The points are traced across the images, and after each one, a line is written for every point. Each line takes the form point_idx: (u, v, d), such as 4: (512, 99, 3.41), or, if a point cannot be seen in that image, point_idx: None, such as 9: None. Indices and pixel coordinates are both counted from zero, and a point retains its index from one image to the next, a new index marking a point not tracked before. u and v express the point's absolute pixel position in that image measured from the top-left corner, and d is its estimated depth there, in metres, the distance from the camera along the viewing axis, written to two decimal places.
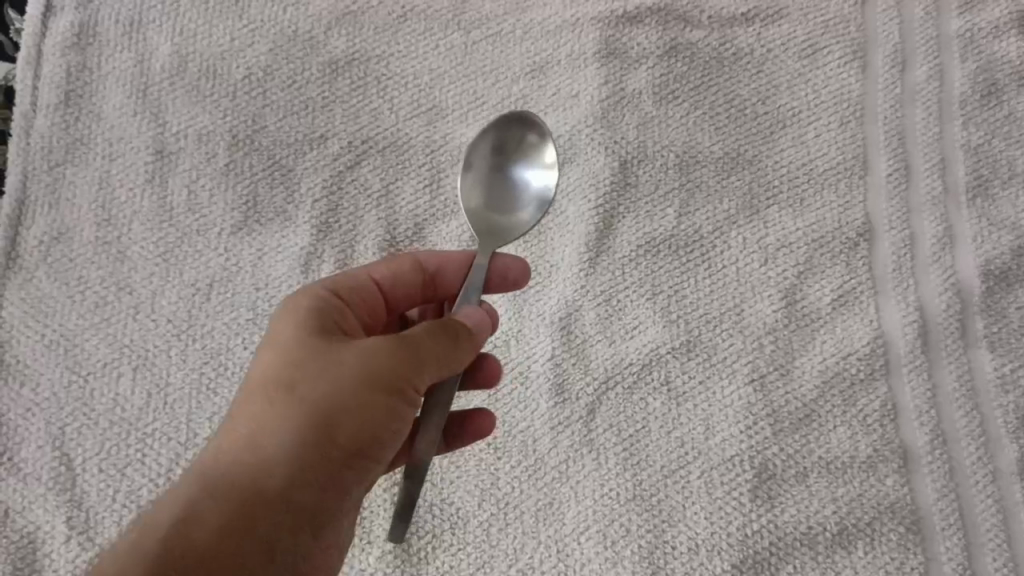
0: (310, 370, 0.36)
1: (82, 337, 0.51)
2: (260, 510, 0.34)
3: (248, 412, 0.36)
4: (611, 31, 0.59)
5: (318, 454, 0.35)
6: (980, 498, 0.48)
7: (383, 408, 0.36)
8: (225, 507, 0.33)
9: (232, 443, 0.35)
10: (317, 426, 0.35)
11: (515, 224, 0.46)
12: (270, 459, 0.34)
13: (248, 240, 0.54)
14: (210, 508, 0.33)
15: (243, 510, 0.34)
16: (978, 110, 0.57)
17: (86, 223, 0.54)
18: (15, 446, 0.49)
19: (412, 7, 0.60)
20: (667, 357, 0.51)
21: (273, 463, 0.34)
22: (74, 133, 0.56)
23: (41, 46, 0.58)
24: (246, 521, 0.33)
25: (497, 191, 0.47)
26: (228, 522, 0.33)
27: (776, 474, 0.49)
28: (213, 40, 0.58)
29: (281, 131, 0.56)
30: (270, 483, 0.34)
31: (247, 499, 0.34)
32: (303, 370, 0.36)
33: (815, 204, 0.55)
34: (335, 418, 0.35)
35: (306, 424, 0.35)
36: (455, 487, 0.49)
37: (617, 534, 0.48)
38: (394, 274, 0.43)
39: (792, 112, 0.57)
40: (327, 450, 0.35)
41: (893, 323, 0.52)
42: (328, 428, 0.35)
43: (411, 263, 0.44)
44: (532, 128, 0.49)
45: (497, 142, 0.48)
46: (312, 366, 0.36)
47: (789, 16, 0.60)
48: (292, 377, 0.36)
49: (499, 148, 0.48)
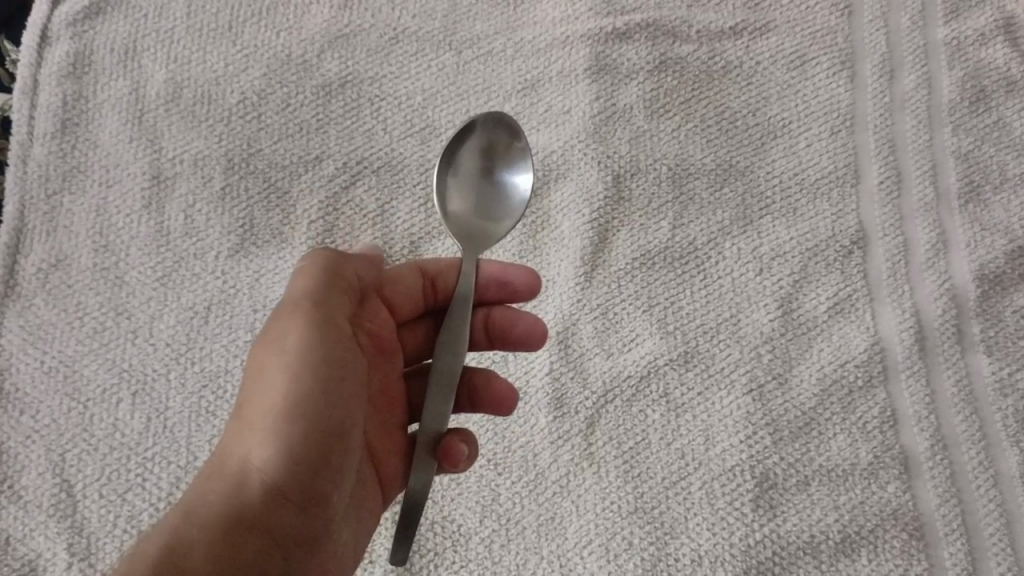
0: (258, 386, 0.37)
1: (82, 363, 0.51)
2: (245, 529, 0.34)
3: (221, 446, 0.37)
4: (601, 47, 0.60)
5: (286, 466, 0.35)
6: (982, 502, 0.48)
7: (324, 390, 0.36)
8: (212, 531, 0.33)
9: (211, 470, 0.36)
10: (279, 437, 0.35)
11: (499, 230, 0.46)
12: (242, 478, 0.35)
13: (245, 262, 0.54)
14: (197, 534, 0.33)
15: (231, 533, 0.34)
16: (968, 117, 0.57)
17: (84, 250, 0.54)
18: (15, 473, 0.49)
19: (404, 29, 0.60)
20: (666, 368, 0.51)
21: (248, 483, 0.35)
22: (72, 161, 0.57)
23: (37, 77, 0.59)
24: (232, 542, 0.34)
25: (489, 197, 0.47)
26: (216, 545, 0.33)
27: (778, 482, 0.49)
28: (208, 66, 0.59)
29: (277, 154, 0.57)
30: (248, 499, 0.35)
31: (230, 521, 0.34)
32: (259, 386, 0.37)
33: (808, 214, 0.55)
34: (295, 425, 0.36)
35: (271, 439, 0.35)
36: (456, 504, 0.49)
37: (620, 547, 0.48)
38: (393, 279, 0.44)
39: (782, 122, 0.58)
40: (293, 460, 0.35)
41: (890, 329, 0.52)
42: (281, 427, 0.36)
43: (411, 268, 0.45)
44: (500, 134, 0.49)
45: (487, 144, 0.49)
46: (266, 375, 0.37)
47: (777, 29, 0.60)
48: (252, 398, 0.37)
49: (490, 149, 0.48)
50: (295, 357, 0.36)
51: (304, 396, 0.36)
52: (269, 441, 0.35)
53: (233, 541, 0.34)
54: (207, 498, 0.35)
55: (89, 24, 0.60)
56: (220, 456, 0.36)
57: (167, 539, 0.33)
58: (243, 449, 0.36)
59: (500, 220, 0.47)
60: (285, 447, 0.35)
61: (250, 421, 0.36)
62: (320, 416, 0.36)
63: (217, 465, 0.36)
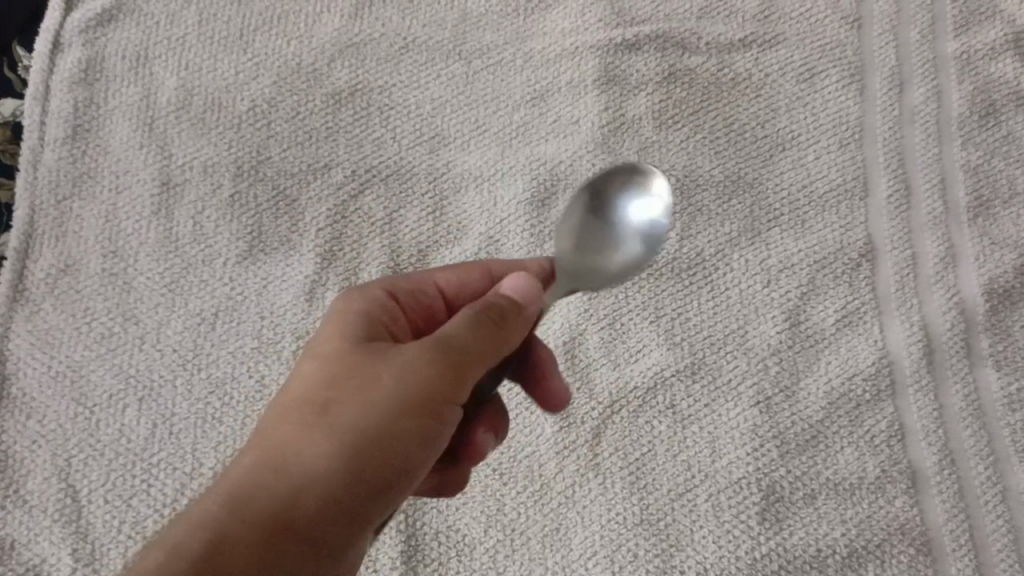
0: (353, 386, 0.35)
1: (89, 368, 0.52)
2: (287, 534, 0.33)
3: (275, 436, 0.35)
4: (611, 58, 0.60)
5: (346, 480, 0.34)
6: (990, 518, 0.48)
7: (418, 432, 0.35)
8: (255, 531, 0.33)
9: (263, 458, 0.35)
10: (349, 451, 0.34)
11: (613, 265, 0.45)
12: (298, 481, 0.34)
13: (253, 269, 0.54)
14: (240, 531, 0.33)
15: (273, 536, 0.33)
16: (977, 131, 0.57)
17: (93, 256, 0.54)
18: (21, 478, 0.49)
19: (414, 38, 0.61)
20: (672, 379, 0.51)
21: (303, 489, 0.34)
22: (82, 167, 0.57)
23: (48, 83, 0.59)
24: (271, 544, 0.33)
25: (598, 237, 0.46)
26: (256, 547, 0.32)
27: (785, 496, 0.49)
28: (218, 73, 0.59)
29: (285, 162, 0.57)
30: (298, 504, 0.33)
31: (275, 525, 0.33)
32: (343, 387, 0.36)
33: (817, 226, 0.55)
34: (371, 446, 0.34)
35: (339, 450, 0.34)
36: (460, 513, 0.49)
37: (626, 559, 0.48)
38: (459, 281, 0.43)
39: (791, 135, 0.58)
40: (355, 475, 0.34)
41: (897, 343, 0.52)
42: (361, 449, 0.34)
43: (481, 271, 0.43)
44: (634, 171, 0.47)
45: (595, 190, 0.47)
46: (356, 380, 0.36)
47: (787, 41, 0.60)
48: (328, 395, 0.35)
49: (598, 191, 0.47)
50: (396, 378, 0.35)
51: (395, 430, 0.35)
52: (338, 451, 0.34)
53: (273, 543, 0.33)
54: (253, 491, 0.34)
55: (102, 31, 0.60)
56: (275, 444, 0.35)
57: (209, 533, 0.33)
58: (305, 446, 0.35)
59: (604, 256, 0.45)
60: (352, 462, 0.34)
61: (317, 417, 0.35)
62: (396, 442, 0.35)
63: (276, 449, 0.35)
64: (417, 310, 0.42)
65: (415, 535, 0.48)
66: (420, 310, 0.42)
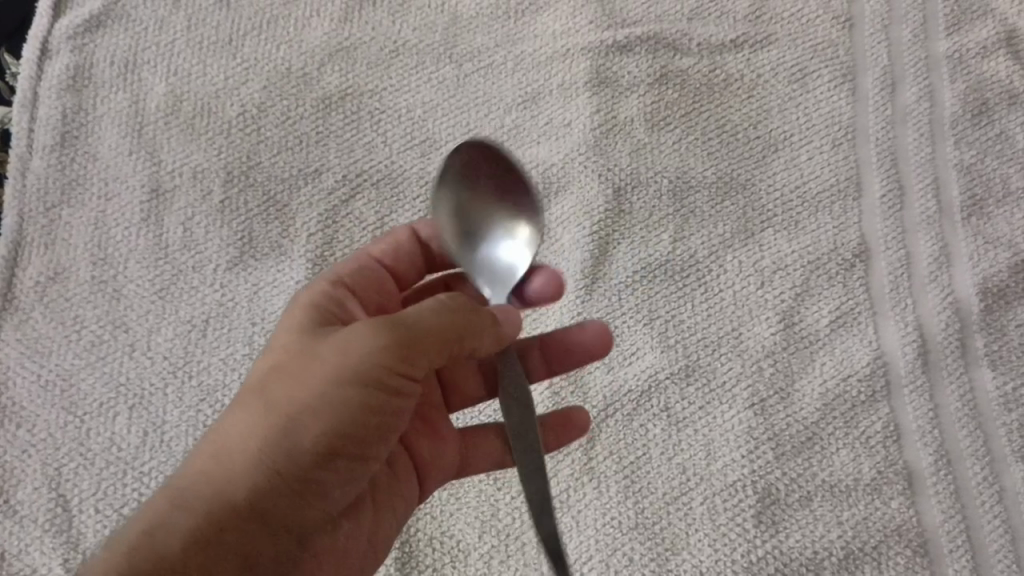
0: (296, 372, 0.36)
1: (79, 377, 0.51)
2: (229, 518, 0.35)
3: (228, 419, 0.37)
4: (603, 60, 0.60)
5: (287, 461, 0.35)
6: (987, 518, 0.48)
7: (362, 409, 0.36)
8: (195, 520, 0.34)
9: (210, 448, 0.36)
10: (287, 432, 0.35)
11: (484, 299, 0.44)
12: (239, 467, 0.35)
13: (244, 275, 0.54)
14: (180, 519, 0.34)
15: (214, 522, 0.34)
16: (970, 129, 0.57)
17: (83, 263, 0.54)
18: (11, 488, 0.48)
19: (404, 42, 0.60)
20: (667, 382, 0.51)
21: (244, 475, 0.35)
22: (71, 174, 0.56)
23: (37, 90, 0.59)
24: (214, 530, 0.34)
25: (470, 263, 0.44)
26: (196, 534, 0.34)
27: (780, 498, 0.48)
28: (208, 79, 0.59)
29: (276, 167, 0.57)
30: (237, 488, 0.35)
31: (215, 511, 0.35)
32: (287, 373, 0.36)
33: (810, 226, 0.55)
34: (310, 426, 0.35)
35: (278, 432, 0.35)
36: (455, 519, 0.48)
37: (621, 564, 0.47)
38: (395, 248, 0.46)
39: (784, 135, 0.58)
40: (297, 455, 0.35)
41: (892, 344, 0.52)
42: (299, 429, 0.35)
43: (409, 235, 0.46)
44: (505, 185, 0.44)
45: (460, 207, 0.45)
46: (298, 364, 0.36)
47: (778, 41, 0.60)
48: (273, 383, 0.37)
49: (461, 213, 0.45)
50: (335, 360, 0.36)
51: (337, 410, 0.35)
52: (279, 433, 0.35)
53: (215, 530, 0.34)
54: (196, 481, 0.35)
55: (90, 37, 0.60)
56: (222, 435, 0.36)
57: (149, 525, 0.34)
58: (246, 432, 0.36)
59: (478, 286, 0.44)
60: (292, 443, 0.35)
61: (262, 404, 0.36)
62: (339, 422, 0.35)
63: (221, 439, 0.36)
64: (375, 284, 0.43)
65: (410, 542, 0.48)
66: (377, 280, 0.43)
